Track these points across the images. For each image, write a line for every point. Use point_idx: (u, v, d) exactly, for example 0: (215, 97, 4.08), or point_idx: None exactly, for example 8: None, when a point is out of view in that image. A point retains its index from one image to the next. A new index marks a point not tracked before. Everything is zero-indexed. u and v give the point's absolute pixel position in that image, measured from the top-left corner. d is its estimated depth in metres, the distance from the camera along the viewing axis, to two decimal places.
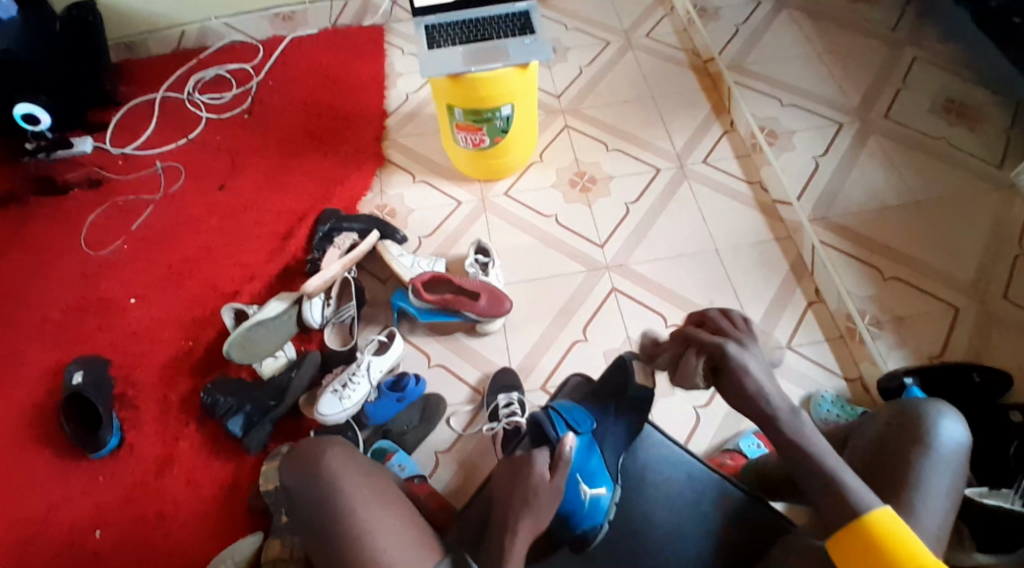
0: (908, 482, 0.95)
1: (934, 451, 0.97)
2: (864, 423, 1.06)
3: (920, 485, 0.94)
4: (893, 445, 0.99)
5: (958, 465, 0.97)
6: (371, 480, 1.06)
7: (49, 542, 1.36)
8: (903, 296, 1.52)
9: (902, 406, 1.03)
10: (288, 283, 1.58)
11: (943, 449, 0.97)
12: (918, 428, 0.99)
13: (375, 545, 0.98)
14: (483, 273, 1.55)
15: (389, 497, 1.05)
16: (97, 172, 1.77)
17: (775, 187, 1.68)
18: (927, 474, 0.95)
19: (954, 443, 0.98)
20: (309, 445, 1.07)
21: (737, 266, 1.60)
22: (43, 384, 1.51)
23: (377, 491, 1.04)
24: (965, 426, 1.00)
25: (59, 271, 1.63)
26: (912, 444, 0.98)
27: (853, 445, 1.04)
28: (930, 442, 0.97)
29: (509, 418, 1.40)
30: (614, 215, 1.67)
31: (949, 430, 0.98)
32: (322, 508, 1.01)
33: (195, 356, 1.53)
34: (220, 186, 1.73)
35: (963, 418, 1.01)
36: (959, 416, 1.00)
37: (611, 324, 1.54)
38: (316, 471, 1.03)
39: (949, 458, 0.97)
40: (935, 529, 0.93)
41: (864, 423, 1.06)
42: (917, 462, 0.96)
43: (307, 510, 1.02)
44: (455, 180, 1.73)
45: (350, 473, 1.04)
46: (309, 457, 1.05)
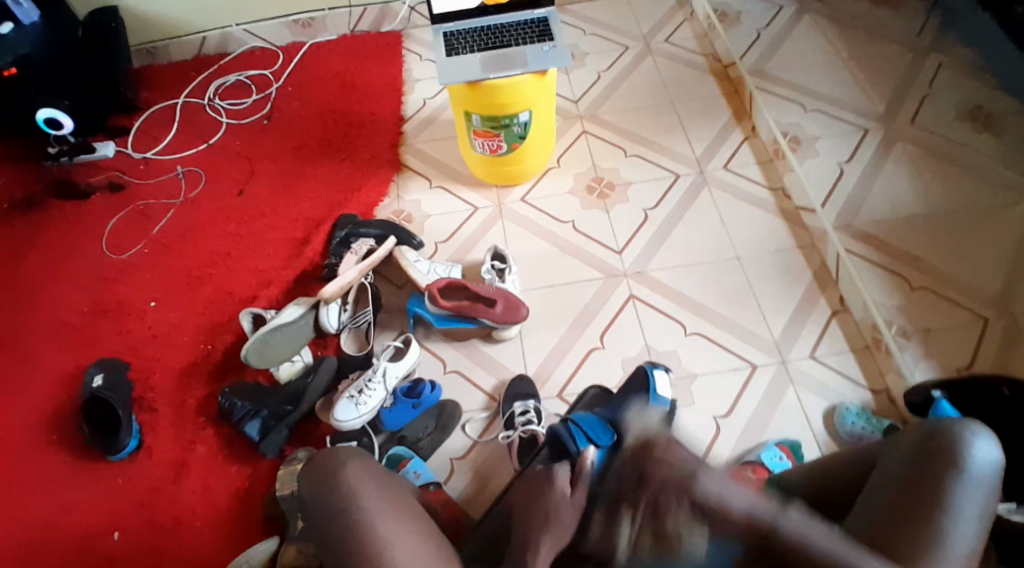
0: (937, 502, 0.92)
1: (967, 471, 0.94)
2: (894, 440, 1.04)
3: (950, 507, 0.92)
4: (922, 465, 0.96)
5: (991, 486, 0.94)
6: (385, 491, 1.05)
7: (65, 544, 1.36)
8: (929, 307, 1.49)
9: (934, 423, 1.00)
10: (304, 288, 1.59)
11: (976, 469, 0.94)
12: (950, 448, 0.96)
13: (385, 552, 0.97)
14: (499, 280, 1.54)
15: (403, 507, 1.04)
16: (118, 177, 1.79)
17: (797, 194, 1.66)
18: (959, 496, 0.93)
19: (988, 464, 0.95)
20: (325, 457, 1.08)
21: (757, 275, 1.58)
22: (63, 386, 1.52)
23: (391, 499, 1.04)
24: (999, 447, 0.96)
25: (79, 274, 1.65)
26: (944, 463, 0.95)
27: (882, 460, 1.02)
28: (962, 463, 0.94)
29: (525, 427, 1.39)
30: (632, 221, 1.65)
31: (982, 451, 0.95)
32: (335, 519, 1.01)
33: (212, 360, 1.53)
34: (240, 191, 1.74)
35: (998, 439, 0.98)
36: (993, 437, 0.96)
37: (628, 332, 1.52)
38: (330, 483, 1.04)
39: (982, 478, 0.94)
40: (964, 553, 0.89)
41: (893, 440, 1.04)
42: (948, 482, 0.93)
43: (323, 519, 1.02)
44: (472, 186, 1.72)
45: (365, 484, 1.04)
46: (326, 468, 1.06)
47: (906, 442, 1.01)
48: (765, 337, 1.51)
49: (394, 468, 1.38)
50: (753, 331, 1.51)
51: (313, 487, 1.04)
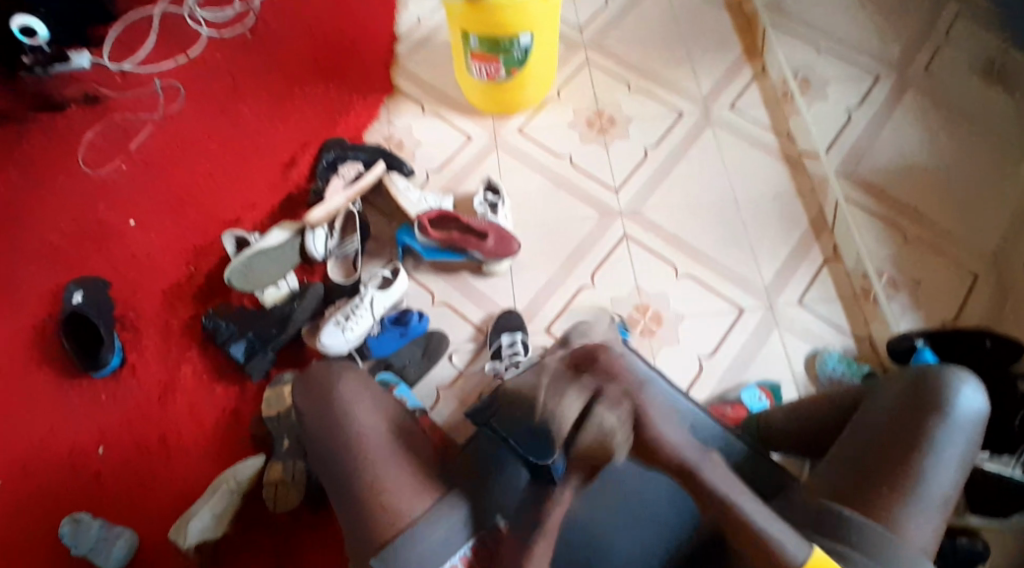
0: (922, 447, 0.98)
1: (952, 417, 0.99)
2: (876, 389, 1.08)
3: (934, 448, 0.97)
4: (912, 410, 1.01)
5: (972, 431, 1.00)
6: (384, 410, 1.10)
7: (53, 460, 1.39)
8: (923, 258, 1.50)
9: (923, 371, 1.04)
10: (290, 213, 1.55)
11: (961, 416, 0.99)
12: (939, 396, 1.01)
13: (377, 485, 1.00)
14: (492, 214, 1.51)
15: (401, 431, 1.07)
16: (95, 90, 1.71)
17: (803, 137, 1.62)
18: (942, 438, 0.98)
19: (972, 411, 1.00)
20: (321, 371, 1.12)
21: (753, 218, 1.56)
22: (43, 303, 1.50)
23: (387, 419, 1.08)
24: (982, 396, 1.02)
25: (58, 191, 1.60)
26: (930, 409, 1.00)
27: (869, 405, 1.05)
28: (949, 411, 0.99)
29: (513, 359, 1.40)
30: (631, 158, 1.61)
31: (968, 400, 1.00)
32: (333, 431, 1.06)
33: (196, 283, 1.51)
34: (223, 109, 1.67)
35: (979, 389, 1.03)
36: (977, 386, 1.02)
37: (619, 271, 1.51)
38: (328, 397, 1.09)
39: (965, 423, 0.99)
40: (944, 492, 0.96)
41: (879, 387, 1.07)
42: (932, 428, 0.98)
43: (319, 433, 1.07)
44: (467, 114, 1.66)
45: (362, 406, 1.08)
46: (323, 384, 1.10)
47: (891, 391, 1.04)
48: (756, 282, 1.51)
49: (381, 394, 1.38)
50: (742, 276, 1.51)
51: (312, 400, 1.09)
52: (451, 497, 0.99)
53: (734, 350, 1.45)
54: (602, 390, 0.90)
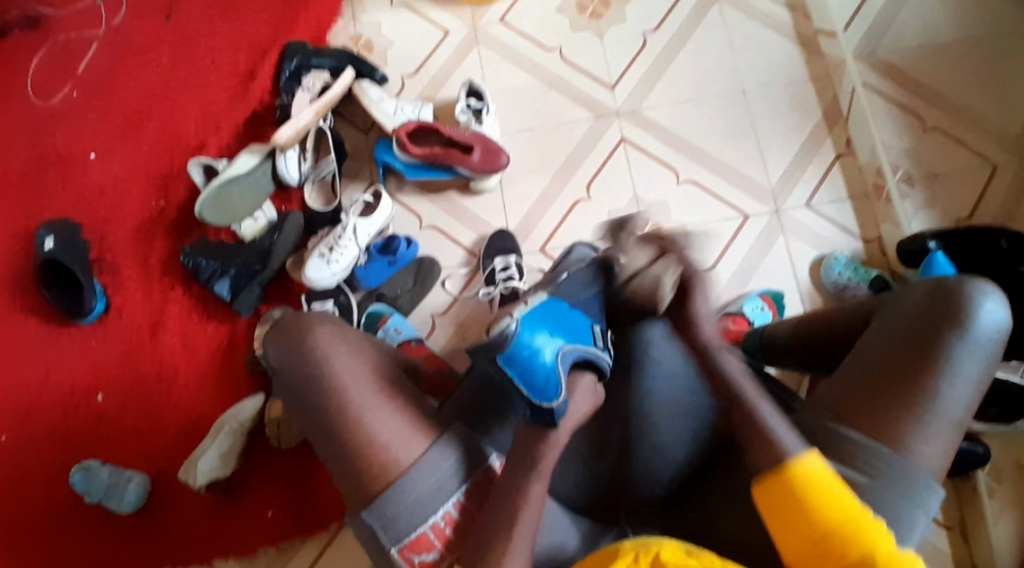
0: (936, 364, 0.86)
1: (971, 333, 0.87)
2: (891, 298, 0.95)
3: (949, 366, 0.86)
4: (927, 323, 0.88)
5: (992, 345, 0.88)
6: (369, 359, 0.99)
7: (55, 407, 1.38)
8: (941, 149, 1.38)
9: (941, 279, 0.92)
10: (257, 134, 1.42)
11: (981, 329, 0.87)
12: (959, 305, 0.88)
13: None
14: (476, 122, 1.38)
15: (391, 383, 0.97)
16: (33, 7, 1.50)
17: (821, 14, 1.44)
18: (959, 357, 0.86)
19: (994, 323, 0.88)
20: (295, 320, 1.01)
21: (763, 111, 1.42)
22: (12, 249, 1.42)
23: (371, 369, 0.98)
24: (1006, 307, 0.89)
25: (2, 122, 1.45)
26: (948, 324, 0.87)
27: (882, 317, 0.93)
28: (969, 322, 0.87)
29: (506, 283, 1.34)
30: (629, 47, 1.44)
31: (991, 313, 0.88)
32: (308, 386, 0.96)
33: (168, 217, 1.42)
34: (166, 14, 1.48)
35: (1005, 298, 0.91)
36: (1002, 296, 0.89)
37: (617, 179, 1.40)
38: (302, 344, 0.98)
39: (985, 339, 0.87)
40: (955, 411, 0.85)
41: (892, 297, 0.95)
42: (949, 342, 0.86)
43: (298, 392, 0.97)
44: (441, 4, 1.47)
45: (341, 356, 0.97)
46: (297, 330, 1.00)
47: (905, 303, 0.92)
48: (763, 184, 1.40)
49: (374, 326, 1.34)
50: (751, 179, 1.41)
51: (284, 348, 0.99)
52: (446, 440, 0.91)
53: (739, 259, 1.38)
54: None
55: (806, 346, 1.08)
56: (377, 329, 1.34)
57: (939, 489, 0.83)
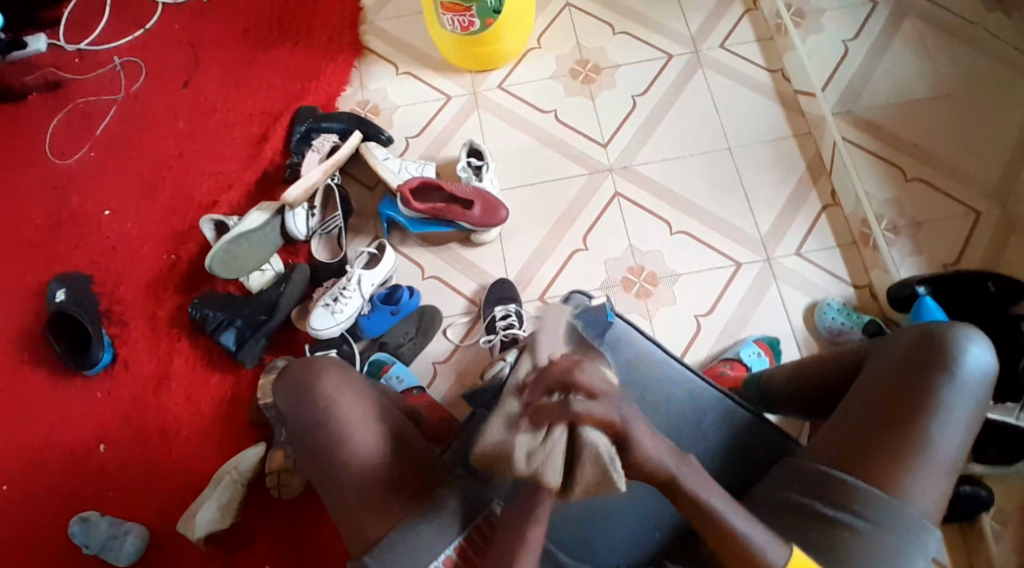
0: (926, 410, 0.89)
1: (958, 381, 0.90)
2: (881, 344, 0.98)
3: (939, 414, 0.89)
4: (915, 372, 0.91)
5: (980, 390, 0.91)
6: (372, 401, 0.99)
7: (53, 460, 1.37)
8: (923, 198, 1.44)
9: (928, 326, 0.95)
10: (268, 192, 1.49)
11: (969, 375, 0.90)
12: (945, 353, 0.91)
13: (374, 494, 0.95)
14: (476, 178, 1.45)
15: (394, 425, 0.98)
16: (54, 74, 1.61)
17: (797, 76, 1.53)
18: (948, 403, 0.89)
19: (980, 368, 0.91)
20: (303, 366, 1.00)
21: (748, 167, 1.50)
22: (25, 303, 1.46)
23: (379, 414, 0.98)
24: (991, 351, 0.92)
25: (25, 184, 1.53)
26: (936, 371, 0.90)
27: (873, 363, 0.96)
28: (956, 368, 0.90)
29: (507, 331, 1.37)
30: (619, 110, 1.54)
31: (978, 358, 0.91)
32: (318, 431, 0.96)
33: (179, 271, 1.47)
34: (185, 83, 1.58)
35: (989, 343, 0.94)
36: (988, 341, 0.92)
37: (612, 232, 1.46)
38: (310, 390, 0.98)
39: (971, 385, 0.90)
40: (948, 456, 0.88)
41: (883, 342, 0.99)
42: (938, 388, 0.90)
43: (302, 431, 0.98)
44: (443, 72, 1.58)
45: (346, 398, 0.98)
46: (305, 377, 0.99)
47: (894, 347, 0.95)
48: (753, 235, 1.46)
49: (377, 373, 1.37)
50: (741, 229, 1.46)
51: (292, 394, 0.98)
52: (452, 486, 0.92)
53: (735, 306, 1.41)
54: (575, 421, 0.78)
55: (802, 389, 1.10)
56: (379, 377, 1.36)
57: (934, 533, 0.86)
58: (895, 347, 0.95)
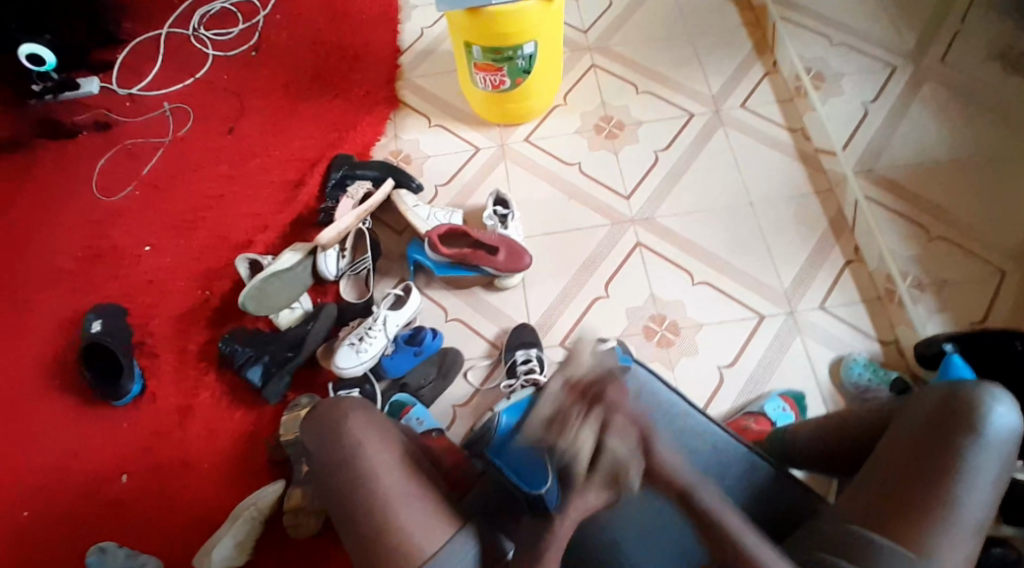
0: (953, 470, 0.87)
1: (984, 440, 0.88)
2: (905, 403, 0.97)
3: (965, 475, 0.87)
4: (940, 432, 0.90)
5: (1008, 452, 0.89)
6: (396, 446, 1.01)
7: (74, 487, 1.38)
8: (946, 258, 1.43)
9: (952, 385, 0.93)
10: (301, 233, 1.56)
11: (995, 436, 0.89)
12: (971, 413, 0.90)
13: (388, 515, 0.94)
14: (502, 226, 1.49)
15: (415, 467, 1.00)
16: (105, 115, 1.72)
17: (817, 134, 1.58)
18: (974, 463, 0.87)
19: (1007, 428, 0.89)
20: (328, 408, 1.04)
21: (769, 220, 1.52)
22: (63, 332, 1.51)
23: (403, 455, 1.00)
24: (1018, 412, 0.91)
25: (73, 219, 1.61)
26: (962, 431, 0.89)
27: (897, 423, 0.94)
28: (982, 429, 0.88)
29: (528, 375, 1.38)
30: (641, 163, 1.59)
31: (1004, 418, 0.89)
32: (341, 471, 0.98)
33: (211, 306, 1.52)
34: (231, 129, 1.68)
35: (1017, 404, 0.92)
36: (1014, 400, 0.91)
37: (633, 281, 1.48)
38: (336, 431, 1.01)
39: (999, 445, 0.88)
40: (976, 519, 0.86)
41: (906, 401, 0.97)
42: (964, 450, 0.88)
43: (322, 468, 1.00)
44: (474, 126, 1.66)
45: (370, 438, 1.00)
46: (330, 419, 1.02)
47: (920, 406, 0.94)
48: (775, 288, 1.46)
49: (397, 415, 1.36)
50: (762, 282, 1.47)
51: (319, 434, 1.01)
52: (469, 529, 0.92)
53: (757, 358, 1.40)
54: (607, 421, 0.81)
55: (827, 448, 1.09)
56: (399, 418, 1.36)
57: None
58: (919, 406, 0.94)
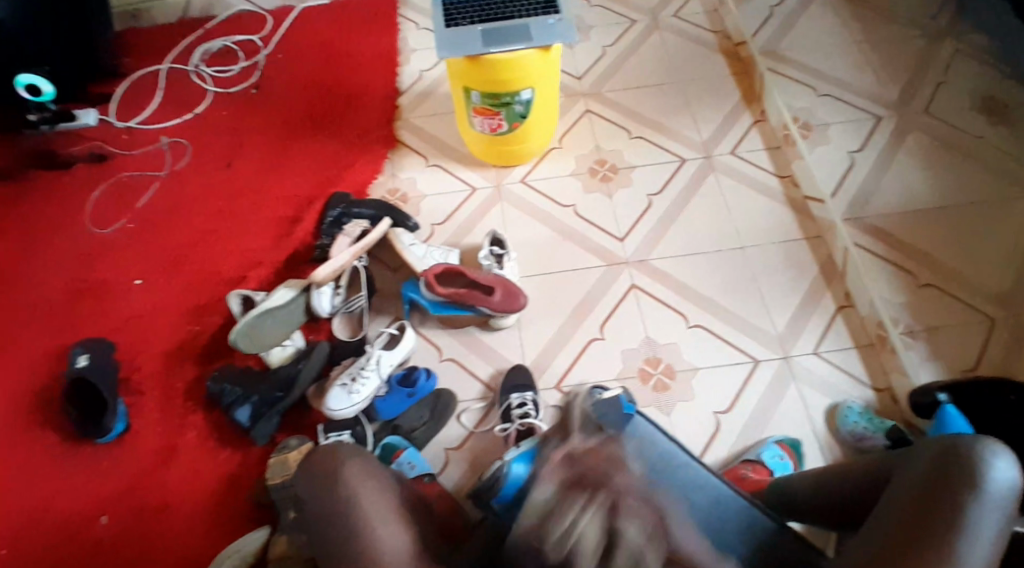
0: (952, 527, 0.85)
1: (985, 496, 0.87)
2: (906, 459, 0.96)
3: (967, 529, 0.85)
4: (941, 489, 0.88)
5: (1006, 509, 0.87)
6: (391, 497, 0.98)
7: (49, 531, 1.32)
8: (934, 304, 1.45)
9: (952, 441, 0.92)
10: (295, 270, 1.54)
11: (996, 491, 0.87)
12: (970, 470, 0.88)
13: (395, 558, 0.90)
14: (498, 266, 1.49)
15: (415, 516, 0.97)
16: (100, 147, 1.70)
17: (805, 182, 1.62)
18: (976, 517, 0.86)
19: (1006, 485, 0.87)
20: (325, 459, 1.00)
21: (761, 264, 1.55)
22: (45, 366, 1.46)
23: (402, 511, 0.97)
24: (1018, 469, 0.89)
25: (61, 251, 1.58)
26: (964, 488, 0.87)
27: (898, 480, 0.93)
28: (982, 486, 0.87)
29: (523, 419, 1.35)
30: (635, 207, 1.61)
31: (1005, 473, 0.88)
32: (339, 524, 0.94)
33: (200, 343, 1.48)
34: (227, 164, 1.67)
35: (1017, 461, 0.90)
36: (1013, 457, 0.89)
37: (628, 323, 1.49)
38: (333, 482, 0.97)
39: (998, 498, 0.87)
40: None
41: (907, 457, 0.96)
42: (967, 509, 0.86)
43: (323, 523, 0.95)
44: (471, 166, 1.67)
45: (368, 488, 0.97)
46: (326, 470, 0.99)
47: (919, 463, 0.92)
48: (770, 332, 1.47)
49: (389, 458, 1.34)
50: (757, 325, 1.48)
51: (316, 485, 0.97)
52: None
53: (753, 400, 1.40)
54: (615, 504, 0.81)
55: (828, 497, 1.08)
56: (390, 462, 1.33)
57: None
58: (918, 465, 0.92)
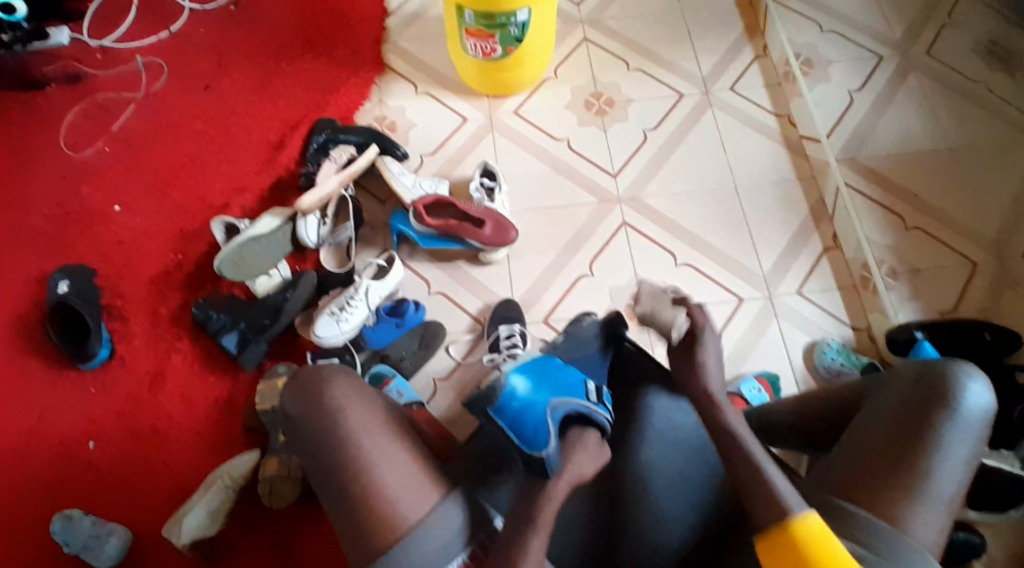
0: (927, 444, 0.85)
1: (958, 414, 0.86)
2: (880, 384, 0.95)
3: (941, 447, 0.85)
4: (914, 406, 0.88)
5: (978, 429, 0.87)
6: (382, 414, 0.95)
7: (39, 453, 1.33)
8: (920, 246, 1.46)
9: (926, 363, 0.92)
10: (280, 198, 1.51)
11: (968, 411, 0.87)
12: (944, 391, 0.88)
13: None
14: (488, 199, 1.47)
15: None
16: (74, 66, 1.64)
17: (804, 123, 1.59)
18: (949, 438, 0.85)
19: (979, 407, 0.87)
20: (310, 371, 0.97)
21: (753, 202, 1.54)
22: (27, 291, 1.45)
23: None
24: (991, 391, 0.89)
25: (39, 173, 1.54)
26: (937, 406, 0.87)
27: (872, 400, 0.93)
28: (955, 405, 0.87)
29: (511, 350, 1.36)
30: (630, 142, 1.59)
31: (978, 395, 0.88)
32: (327, 443, 0.92)
33: (185, 270, 1.47)
34: (206, 86, 1.62)
35: (989, 383, 0.90)
36: (986, 379, 0.89)
37: (617, 259, 1.49)
38: (317, 397, 0.94)
39: (971, 418, 0.87)
40: (948, 494, 0.83)
41: (881, 381, 0.95)
42: (940, 427, 0.86)
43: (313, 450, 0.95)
44: (460, 94, 1.63)
45: (356, 405, 0.94)
46: (311, 384, 0.95)
47: (894, 385, 0.92)
48: (756, 271, 1.48)
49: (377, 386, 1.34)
50: (743, 264, 1.48)
51: (298, 401, 0.94)
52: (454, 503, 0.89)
53: (737, 337, 1.42)
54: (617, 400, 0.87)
55: (800, 421, 1.07)
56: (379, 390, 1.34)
57: None
58: (893, 386, 0.92)
